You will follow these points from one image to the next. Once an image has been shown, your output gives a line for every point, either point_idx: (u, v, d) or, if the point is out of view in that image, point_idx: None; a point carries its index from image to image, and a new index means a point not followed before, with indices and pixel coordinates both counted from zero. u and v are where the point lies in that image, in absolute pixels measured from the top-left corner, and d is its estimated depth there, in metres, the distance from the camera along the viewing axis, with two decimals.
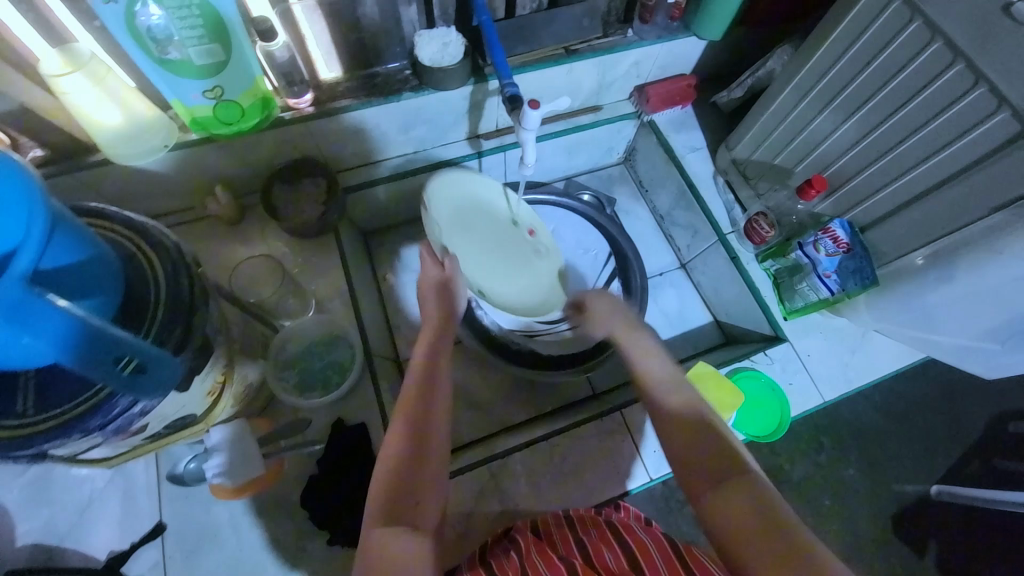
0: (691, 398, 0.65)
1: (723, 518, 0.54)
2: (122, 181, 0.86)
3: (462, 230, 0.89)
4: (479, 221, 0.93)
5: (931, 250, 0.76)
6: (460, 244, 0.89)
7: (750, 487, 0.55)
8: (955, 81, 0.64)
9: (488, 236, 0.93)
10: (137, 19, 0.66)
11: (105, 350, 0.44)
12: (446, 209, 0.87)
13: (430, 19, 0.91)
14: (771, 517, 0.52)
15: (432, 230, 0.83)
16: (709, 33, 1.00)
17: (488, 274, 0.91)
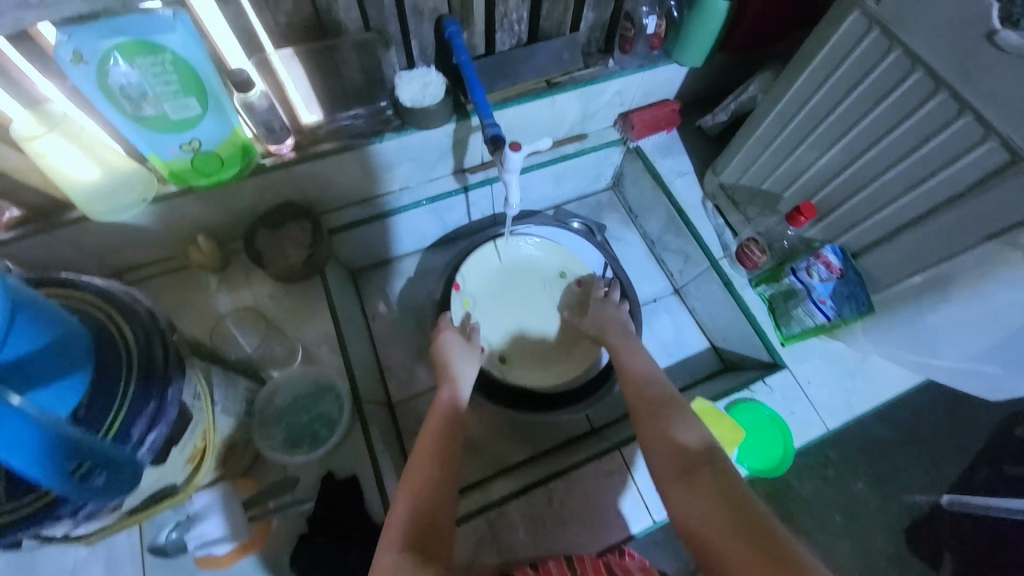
0: (655, 396, 0.70)
1: (690, 508, 0.54)
2: (103, 235, 0.85)
3: (499, 297, 1.07)
4: (522, 283, 1.09)
5: (930, 274, 0.74)
6: (495, 311, 1.07)
7: (712, 470, 0.56)
8: (939, 110, 0.63)
9: (527, 295, 1.09)
10: (108, 77, 0.65)
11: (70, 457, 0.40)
12: (478, 283, 1.06)
13: (410, 60, 0.91)
14: (732, 497, 0.52)
15: (460, 303, 1.02)
16: (690, 59, 0.99)
17: (519, 338, 1.06)
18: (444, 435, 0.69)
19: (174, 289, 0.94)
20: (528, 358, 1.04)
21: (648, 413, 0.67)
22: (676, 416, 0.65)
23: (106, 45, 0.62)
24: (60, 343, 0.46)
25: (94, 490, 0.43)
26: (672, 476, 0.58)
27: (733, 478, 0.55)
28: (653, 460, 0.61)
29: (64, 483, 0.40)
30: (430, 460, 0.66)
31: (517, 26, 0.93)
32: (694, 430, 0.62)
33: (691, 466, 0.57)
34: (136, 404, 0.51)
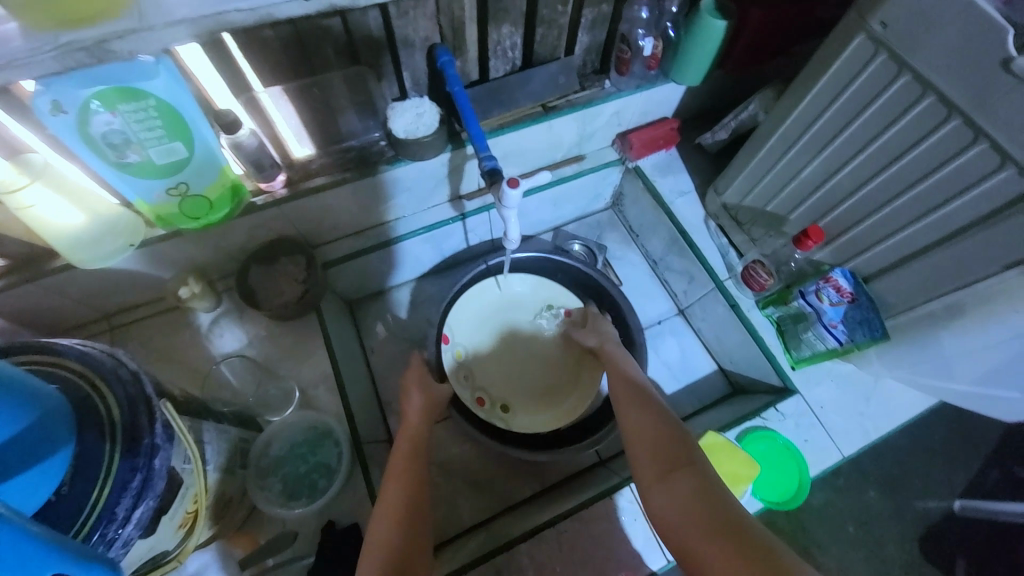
0: (636, 403, 0.70)
1: (671, 515, 0.56)
2: (90, 282, 0.82)
3: (489, 339, 1.04)
4: (508, 322, 1.06)
5: (944, 301, 0.73)
6: (489, 358, 1.03)
7: (694, 476, 0.58)
8: (952, 136, 0.61)
9: (517, 333, 1.05)
10: (90, 126, 0.62)
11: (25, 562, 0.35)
12: (467, 331, 1.02)
13: (402, 90, 0.89)
14: (715, 503, 0.54)
15: (448, 359, 0.98)
16: (688, 78, 0.97)
17: (519, 381, 1.02)
18: (402, 484, 0.65)
19: (168, 331, 0.92)
20: (527, 401, 1.01)
21: (633, 411, 0.68)
22: (659, 414, 0.67)
23: (86, 94, 0.59)
24: (40, 424, 0.43)
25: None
26: (653, 475, 0.60)
27: (712, 477, 0.58)
28: (635, 458, 0.63)
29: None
30: (391, 518, 0.62)
31: (511, 53, 0.91)
32: (676, 428, 0.64)
33: (671, 467, 0.59)
34: (121, 480, 0.48)
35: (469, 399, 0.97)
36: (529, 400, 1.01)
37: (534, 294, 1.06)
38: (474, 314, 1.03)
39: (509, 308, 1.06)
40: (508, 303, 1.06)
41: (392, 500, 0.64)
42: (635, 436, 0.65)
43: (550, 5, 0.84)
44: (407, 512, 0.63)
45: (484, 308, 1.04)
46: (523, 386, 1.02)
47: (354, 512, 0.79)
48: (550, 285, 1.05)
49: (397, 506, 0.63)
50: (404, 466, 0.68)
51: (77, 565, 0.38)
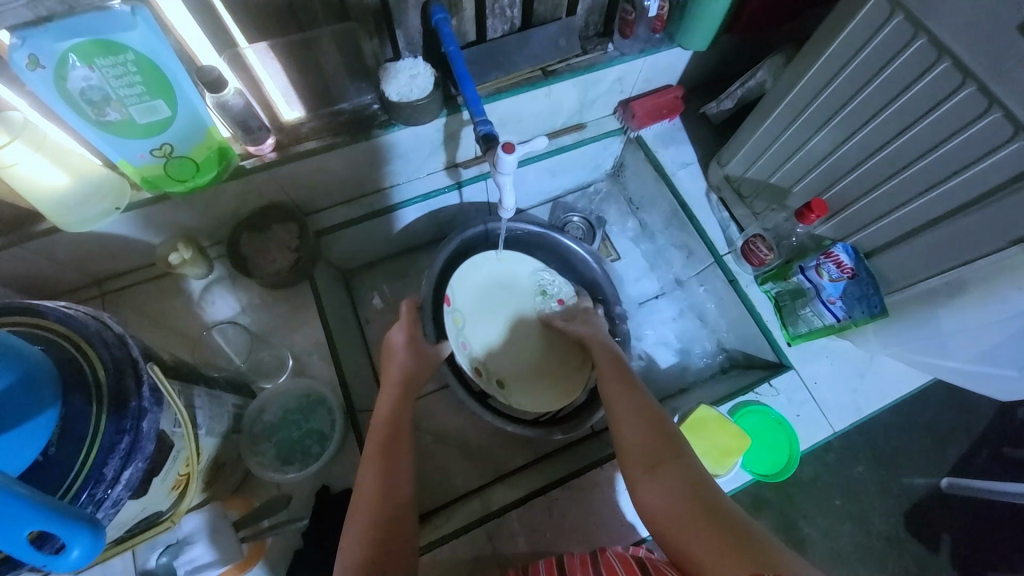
0: (626, 395, 0.69)
1: (658, 504, 0.56)
2: (77, 246, 0.81)
3: (487, 314, 1.00)
4: (505, 299, 1.01)
5: (944, 279, 0.72)
6: (486, 331, 0.99)
7: (683, 467, 0.58)
8: (965, 106, 0.59)
9: (514, 311, 1.01)
10: (67, 82, 0.59)
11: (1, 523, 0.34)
12: (465, 301, 0.98)
13: (396, 50, 0.86)
14: (701, 492, 0.55)
15: (448, 324, 0.94)
16: (694, 43, 0.93)
17: (515, 358, 0.99)
18: (378, 462, 0.65)
19: (158, 297, 0.92)
20: (526, 381, 0.98)
21: (621, 407, 0.68)
22: (645, 409, 0.66)
23: (62, 47, 0.57)
24: (21, 384, 0.43)
25: (54, 562, 0.38)
26: (640, 469, 0.60)
27: (698, 467, 0.58)
28: (623, 452, 0.63)
29: (21, 552, 0.36)
30: (370, 495, 0.61)
31: (509, 12, 0.87)
32: (664, 423, 0.64)
33: (659, 460, 0.59)
34: (108, 441, 0.48)
35: (467, 368, 0.94)
36: (525, 379, 0.98)
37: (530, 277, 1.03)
38: (473, 285, 0.99)
39: (506, 285, 1.02)
40: (506, 280, 1.02)
41: (368, 477, 0.63)
42: (623, 431, 0.65)
43: None
44: (391, 492, 0.63)
45: (485, 283, 1.01)
46: (519, 362, 0.99)
47: (348, 477, 0.80)
48: (546, 268, 1.04)
49: (375, 483, 0.62)
50: (381, 444, 0.67)
51: (61, 523, 0.37)
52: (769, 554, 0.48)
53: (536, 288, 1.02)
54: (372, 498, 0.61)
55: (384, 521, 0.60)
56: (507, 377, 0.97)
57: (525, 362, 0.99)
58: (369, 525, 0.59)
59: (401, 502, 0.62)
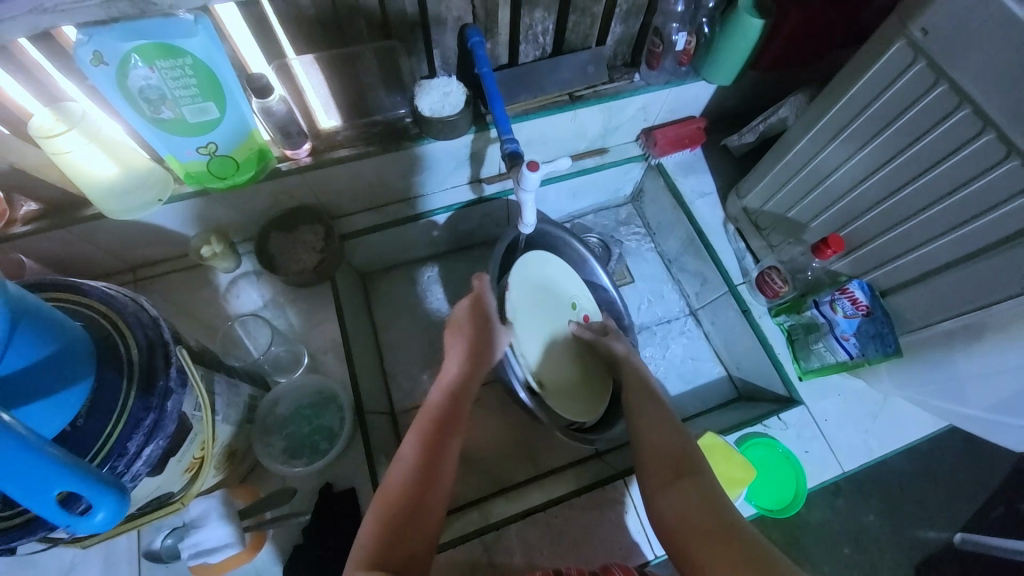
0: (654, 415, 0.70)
1: (672, 523, 0.56)
2: (118, 233, 0.85)
3: (534, 317, 0.94)
4: (548, 304, 0.98)
5: (959, 321, 0.72)
6: (530, 334, 0.92)
7: (696, 487, 0.58)
8: (983, 152, 0.60)
9: (556, 321, 0.98)
10: (128, 79, 0.64)
11: (35, 481, 0.36)
12: (519, 297, 0.93)
13: (431, 68, 0.90)
14: (714, 511, 0.55)
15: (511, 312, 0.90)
16: (720, 77, 0.96)
17: (549, 367, 0.94)
18: (423, 439, 0.65)
19: (187, 285, 0.95)
20: (562, 389, 0.94)
21: (648, 419, 0.69)
22: (669, 426, 0.68)
23: (127, 47, 0.62)
24: (60, 355, 0.46)
25: (79, 522, 0.40)
26: (658, 481, 0.61)
27: (711, 484, 0.59)
28: (644, 463, 0.65)
29: (49, 513, 0.38)
30: (407, 471, 0.62)
31: (542, 39, 0.91)
32: (684, 440, 0.65)
33: (678, 475, 0.60)
34: (135, 417, 0.50)
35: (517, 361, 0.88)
36: (560, 387, 0.94)
37: (569, 286, 1.03)
38: (525, 282, 0.95)
39: (550, 290, 1.00)
40: (550, 285, 0.99)
41: (409, 454, 0.64)
42: (648, 441, 0.66)
43: None
44: (422, 477, 0.62)
45: (533, 283, 0.97)
46: (553, 371, 0.94)
47: (352, 477, 0.81)
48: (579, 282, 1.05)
49: (415, 461, 0.63)
50: (428, 423, 0.68)
51: (87, 485, 0.39)
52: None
53: (571, 298, 1.02)
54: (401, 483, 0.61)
55: (417, 498, 0.60)
56: (547, 380, 0.92)
57: (558, 367, 0.95)
58: (402, 500, 0.60)
59: (433, 488, 0.62)
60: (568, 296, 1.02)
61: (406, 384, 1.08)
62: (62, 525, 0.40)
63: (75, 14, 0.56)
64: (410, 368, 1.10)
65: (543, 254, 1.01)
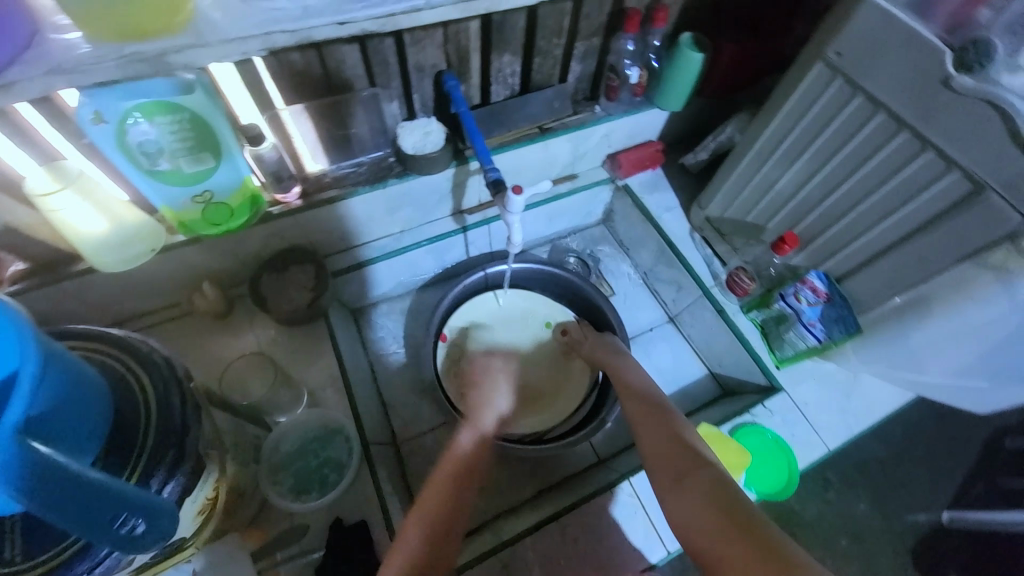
0: (657, 415, 0.76)
1: (684, 516, 0.60)
2: (108, 285, 0.85)
3: (486, 351, 1.12)
4: (510, 330, 1.14)
5: (910, 295, 0.80)
6: (482, 365, 1.10)
7: (703, 477, 0.63)
8: (903, 146, 0.70)
9: (515, 347, 1.13)
10: (127, 136, 0.68)
11: (84, 508, 0.38)
12: (463, 337, 1.11)
13: (411, 111, 0.97)
14: (722, 497, 0.59)
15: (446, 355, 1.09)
16: (670, 104, 1.07)
17: (496, 389, 1.09)
18: (449, 475, 0.82)
19: (180, 334, 0.95)
20: (510, 404, 1.08)
21: (650, 426, 0.74)
22: (672, 427, 0.72)
23: (127, 106, 0.66)
24: (81, 397, 0.46)
25: (130, 542, 0.42)
26: (669, 478, 0.65)
27: (718, 473, 0.63)
28: (653, 463, 0.69)
29: (101, 535, 0.40)
30: (439, 494, 0.78)
31: (511, 79, 0.99)
32: (688, 439, 0.70)
33: (685, 471, 0.65)
34: (155, 454, 0.51)
35: (454, 393, 1.07)
36: (506, 405, 1.08)
37: (538, 309, 1.15)
38: (471, 323, 1.12)
39: (513, 320, 1.15)
40: (505, 317, 1.15)
41: (440, 483, 0.80)
42: (653, 446, 0.71)
43: (547, 37, 0.93)
44: (451, 503, 0.78)
45: (484, 317, 1.14)
46: (510, 392, 1.09)
47: (362, 509, 0.81)
48: (549, 302, 1.15)
49: (444, 490, 0.79)
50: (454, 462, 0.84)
51: (136, 505, 0.42)
52: (785, 550, 0.51)
53: (542, 318, 1.15)
54: (434, 506, 0.76)
55: (446, 517, 0.76)
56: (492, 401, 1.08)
57: (507, 385, 1.10)
58: (435, 518, 0.74)
59: (455, 511, 0.77)
60: (542, 315, 1.15)
61: (405, 414, 1.09)
62: (117, 547, 0.42)
63: (95, 72, 0.60)
64: (408, 398, 1.11)
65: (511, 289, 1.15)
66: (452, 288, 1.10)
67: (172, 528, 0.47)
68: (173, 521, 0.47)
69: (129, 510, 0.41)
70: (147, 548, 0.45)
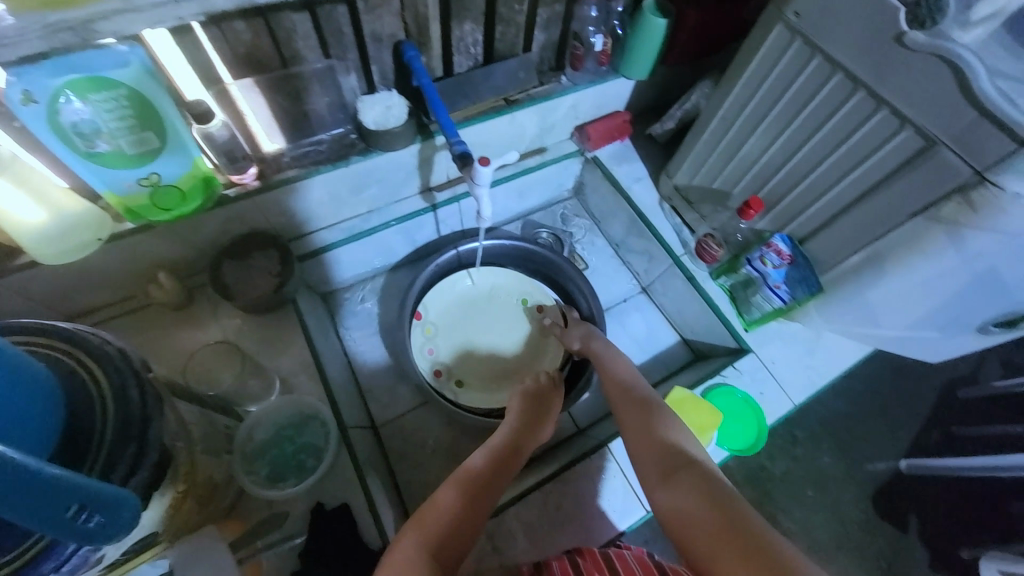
0: (646, 410, 0.72)
1: (675, 515, 0.57)
2: (54, 280, 0.80)
3: (461, 329, 1.12)
4: (485, 308, 1.14)
5: (867, 252, 0.82)
6: (456, 343, 1.11)
7: (694, 473, 0.60)
8: (858, 106, 0.72)
9: (493, 326, 1.13)
10: (60, 116, 0.63)
11: (42, 500, 0.37)
12: (437, 315, 1.11)
13: (371, 84, 0.93)
14: (712, 492, 0.56)
15: (420, 332, 1.09)
16: (636, 72, 1.06)
17: (470, 366, 1.10)
18: (461, 491, 0.66)
19: (140, 328, 0.92)
20: (483, 380, 1.09)
21: (638, 422, 0.70)
22: (662, 425, 0.68)
23: (57, 83, 0.61)
24: (31, 391, 0.44)
25: (90, 534, 0.41)
26: (659, 477, 0.62)
27: (710, 473, 0.60)
28: (641, 462, 0.66)
29: (59, 528, 0.39)
30: (447, 508, 0.64)
31: (473, 49, 0.96)
32: (678, 437, 0.67)
33: (675, 468, 0.62)
34: (114, 449, 0.49)
35: (428, 372, 1.07)
36: (477, 379, 1.09)
37: (513, 287, 1.16)
38: (445, 301, 1.12)
39: (490, 297, 1.15)
40: (480, 295, 1.15)
41: (448, 503, 0.64)
42: (641, 443, 0.67)
43: (508, 3, 0.90)
44: (461, 522, 0.63)
45: (458, 295, 1.14)
46: (486, 370, 1.10)
47: (343, 493, 0.80)
48: (523, 279, 1.16)
49: (454, 500, 0.65)
50: (466, 480, 0.68)
51: (97, 496, 0.40)
52: (770, 541, 0.49)
53: (517, 296, 1.15)
54: (444, 516, 0.63)
55: (455, 529, 0.62)
56: (465, 377, 1.09)
57: (479, 362, 1.10)
58: (444, 530, 0.61)
59: (460, 531, 0.62)
60: (517, 293, 1.15)
61: (383, 397, 1.08)
62: (76, 539, 0.40)
63: (18, 47, 0.55)
64: (385, 381, 1.10)
65: (485, 267, 1.16)
66: (426, 267, 1.07)
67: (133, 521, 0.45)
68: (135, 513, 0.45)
69: (83, 501, 0.39)
70: (103, 541, 0.43)
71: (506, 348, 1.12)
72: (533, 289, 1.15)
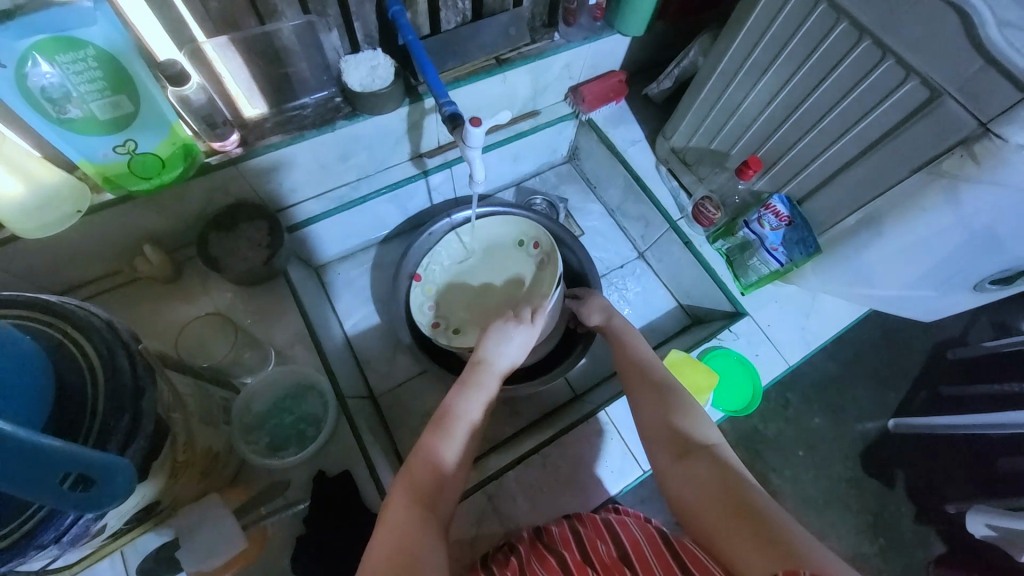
0: (662, 384, 0.71)
1: (686, 490, 0.58)
2: (38, 256, 0.78)
3: (458, 286, 1.07)
4: (483, 256, 1.08)
5: (863, 213, 0.81)
6: (450, 289, 1.06)
7: (706, 456, 0.60)
8: (864, 57, 0.69)
9: (489, 269, 1.07)
10: (27, 80, 0.59)
11: (31, 470, 0.36)
12: (436, 276, 1.07)
13: (354, 44, 0.88)
14: (727, 478, 0.57)
15: (419, 292, 1.04)
16: (632, 29, 1.01)
17: (464, 312, 1.04)
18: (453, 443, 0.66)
19: (131, 303, 0.90)
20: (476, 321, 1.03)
21: (649, 403, 0.70)
22: (675, 407, 0.67)
23: (24, 46, 0.57)
24: (19, 363, 0.43)
25: (86, 500, 0.40)
26: (672, 455, 0.62)
27: (724, 459, 0.59)
28: (652, 439, 0.66)
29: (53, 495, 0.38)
30: (439, 460, 0.64)
31: (461, 4, 0.91)
32: (690, 419, 0.65)
33: (688, 449, 0.62)
34: (106, 420, 0.48)
35: (425, 323, 1.03)
36: (468, 322, 1.03)
37: (511, 231, 1.09)
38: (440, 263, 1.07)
39: (485, 251, 1.09)
40: (481, 248, 1.09)
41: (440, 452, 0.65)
42: (652, 425, 0.67)
43: None
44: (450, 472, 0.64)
45: (457, 256, 1.08)
46: (480, 313, 1.04)
47: (344, 461, 0.81)
48: (521, 219, 1.08)
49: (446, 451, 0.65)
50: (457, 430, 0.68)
51: (90, 464, 0.40)
52: (781, 528, 0.50)
53: (514, 236, 1.08)
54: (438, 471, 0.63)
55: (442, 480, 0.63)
56: (458, 323, 1.04)
57: (471, 304, 1.05)
58: (434, 483, 0.62)
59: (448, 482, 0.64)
60: (515, 234, 1.09)
61: (380, 367, 1.08)
62: (72, 506, 0.40)
63: None
64: (381, 352, 1.10)
65: (485, 223, 1.09)
66: (422, 236, 1.07)
67: (133, 486, 0.45)
68: (131, 480, 0.44)
69: (75, 468, 0.39)
70: (106, 507, 0.43)
71: (502, 290, 1.05)
72: (531, 231, 1.07)
